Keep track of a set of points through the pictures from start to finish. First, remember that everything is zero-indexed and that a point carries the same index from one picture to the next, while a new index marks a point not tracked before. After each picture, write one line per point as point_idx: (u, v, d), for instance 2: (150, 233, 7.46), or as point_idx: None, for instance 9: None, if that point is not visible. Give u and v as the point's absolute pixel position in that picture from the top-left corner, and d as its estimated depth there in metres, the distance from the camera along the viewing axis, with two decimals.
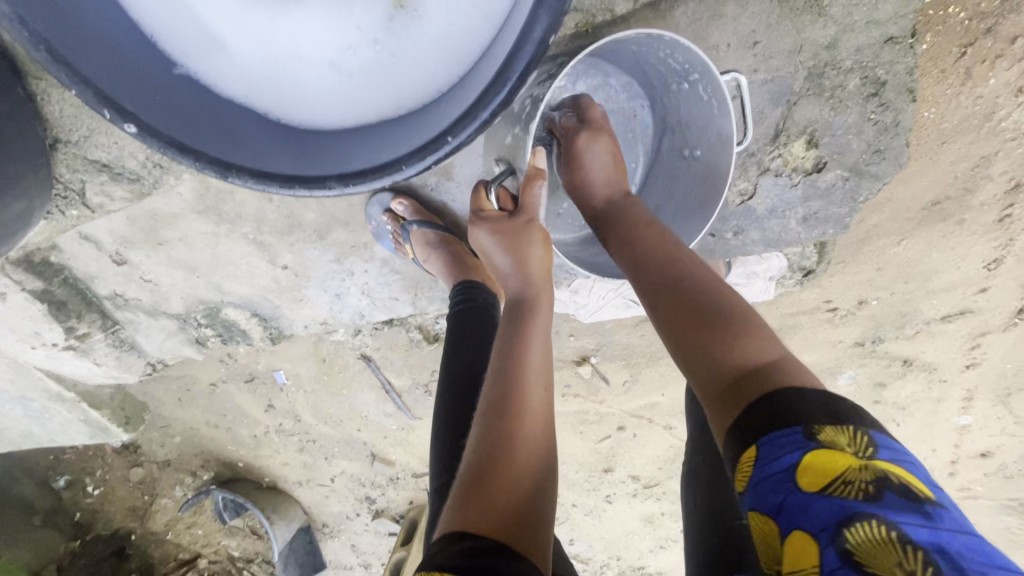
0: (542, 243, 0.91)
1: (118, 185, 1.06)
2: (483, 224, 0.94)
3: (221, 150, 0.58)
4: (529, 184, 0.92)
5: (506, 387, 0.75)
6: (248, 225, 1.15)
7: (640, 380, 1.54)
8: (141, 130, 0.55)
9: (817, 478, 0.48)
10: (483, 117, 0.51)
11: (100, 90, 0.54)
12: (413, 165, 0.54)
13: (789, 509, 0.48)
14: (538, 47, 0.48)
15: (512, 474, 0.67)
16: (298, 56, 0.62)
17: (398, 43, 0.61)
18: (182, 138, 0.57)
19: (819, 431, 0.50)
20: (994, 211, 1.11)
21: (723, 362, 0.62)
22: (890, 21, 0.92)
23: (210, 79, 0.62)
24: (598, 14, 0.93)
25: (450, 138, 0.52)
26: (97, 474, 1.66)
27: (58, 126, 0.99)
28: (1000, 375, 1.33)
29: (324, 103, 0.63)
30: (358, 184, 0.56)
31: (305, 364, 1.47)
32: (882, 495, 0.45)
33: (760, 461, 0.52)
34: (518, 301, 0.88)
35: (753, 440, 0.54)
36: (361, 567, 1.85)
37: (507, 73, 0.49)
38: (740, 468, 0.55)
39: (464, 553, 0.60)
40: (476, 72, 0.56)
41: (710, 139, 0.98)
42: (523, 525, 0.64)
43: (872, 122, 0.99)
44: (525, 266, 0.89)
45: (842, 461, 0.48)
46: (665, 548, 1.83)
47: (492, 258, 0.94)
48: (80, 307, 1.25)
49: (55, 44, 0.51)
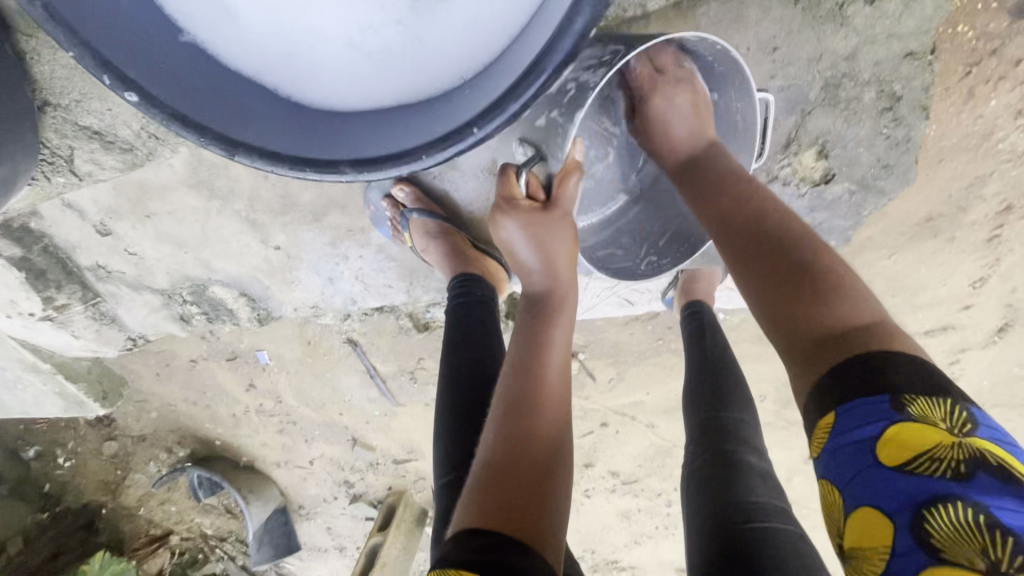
0: (571, 240, 0.85)
1: (109, 153, 1.01)
2: (511, 218, 0.84)
3: (228, 125, 0.56)
4: (563, 180, 0.83)
5: (524, 379, 0.75)
6: (242, 202, 1.12)
7: (626, 378, 1.55)
8: (143, 99, 0.52)
9: (895, 454, 0.49)
10: (511, 110, 0.49)
11: (100, 55, 0.51)
12: (431, 156, 0.52)
13: (860, 482, 0.50)
14: (576, 42, 0.46)
15: (536, 475, 0.67)
16: (314, 33, 0.58)
17: (422, 24, 0.57)
18: (185, 110, 0.54)
19: (911, 403, 0.50)
20: (985, 229, 1.12)
21: (810, 322, 0.60)
22: (911, 36, 0.90)
23: (217, 49, 0.58)
24: (629, 10, 0.91)
25: (475, 129, 0.51)
26: (69, 446, 1.62)
27: (49, 88, 0.92)
28: (977, 391, 1.36)
29: (339, 84, 0.60)
30: (375, 171, 0.54)
31: (289, 345, 1.44)
32: (974, 475, 0.46)
33: (836, 428, 0.53)
34: (542, 298, 0.85)
35: (831, 406, 0.55)
36: (336, 550, 1.85)
37: (540, 68, 0.47)
38: (815, 434, 0.56)
39: (476, 548, 0.60)
40: (504, 61, 0.53)
41: (732, 156, 1.00)
42: (540, 526, 0.64)
43: (884, 136, 0.99)
44: (552, 264, 0.84)
45: (931, 439, 0.48)
46: (639, 543, 1.85)
47: (515, 253, 0.87)
48: (60, 277, 1.20)
49: (55, 3, 0.48)
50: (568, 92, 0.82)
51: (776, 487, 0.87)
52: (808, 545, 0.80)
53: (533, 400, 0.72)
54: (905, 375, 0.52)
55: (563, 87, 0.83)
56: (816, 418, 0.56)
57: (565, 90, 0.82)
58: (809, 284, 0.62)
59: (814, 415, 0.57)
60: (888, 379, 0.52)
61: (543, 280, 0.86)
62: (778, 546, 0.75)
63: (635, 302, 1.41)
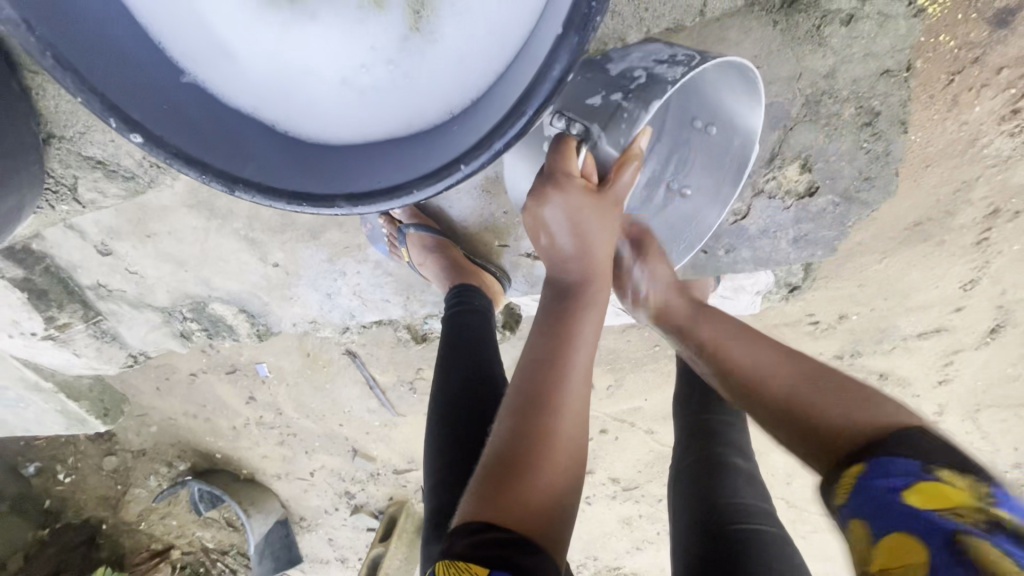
0: (611, 231, 0.82)
1: (113, 182, 1.03)
2: (557, 196, 0.77)
3: (226, 162, 0.58)
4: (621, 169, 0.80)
5: (547, 380, 0.72)
6: (240, 222, 1.14)
7: (624, 384, 1.56)
8: (146, 140, 0.55)
9: (929, 499, 0.52)
10: (495, 148, 0.51)
11: (107, 98, 0.55)
12: (423, 190, 0.54)
13: (889, 521, 0.53)
14: (556, 85, 0.48)
15: (550, 474, 0.68)
16: (307, 71, 0.59)
17: (412, 63, 0.59)
18: (186, 148, 0.57)
19: (938, 470, 0.54)
20: (972, 233, 1.14)
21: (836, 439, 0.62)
22: (888, 54, 0.93)
23: (217, 87, 0.60)
24: (610, 42, 0.95)
25: (461, 166, 0.52)
26: (69, 462, 1.64)
27: (53, 121, 0.95)
28: (970, 391, 1.39)
29: (331, 118, 0.61)
30: (367, 205, 0.56)
31: (289, 358, 1.46)
32: (996, 533, 0.48)
33: (868, 472, 0.57)
34: (570, 288, 0.80)
35: (860, 457, 0.59)
36: (338, 561, 1.85)
37: (524, 108, 0.49)
38: (841, 477, 0.59)
39: (483, 544, 0.63)
40: (490, 99, 0.55)
41: (709, 184, 1.03)
42: (551, 525, 0.67)
43: (865, 150, 1.02)
44: (590, 252, 0.81)
45: (957, 496, 0.51)
46: (641, 549, 1.86)
47: (550, 234, 0.82)
48: (61, 297, 1.22)
49: (64, 50, 0.53)
50: (635, 80, 0.81)
51: (761, 491, 0.88)
52: (792, 550, 0.80)
53: (554, 403, 0.71)
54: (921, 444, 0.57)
55: (628, 72, 0.82)
56: (840, 469, 0.60)
57: (631, 78, 0.81)
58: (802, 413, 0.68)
59: (844, 463, 0.60)
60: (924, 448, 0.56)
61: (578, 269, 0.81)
62: (762, 547, 0.77)
63: (630, 311, 1.43)
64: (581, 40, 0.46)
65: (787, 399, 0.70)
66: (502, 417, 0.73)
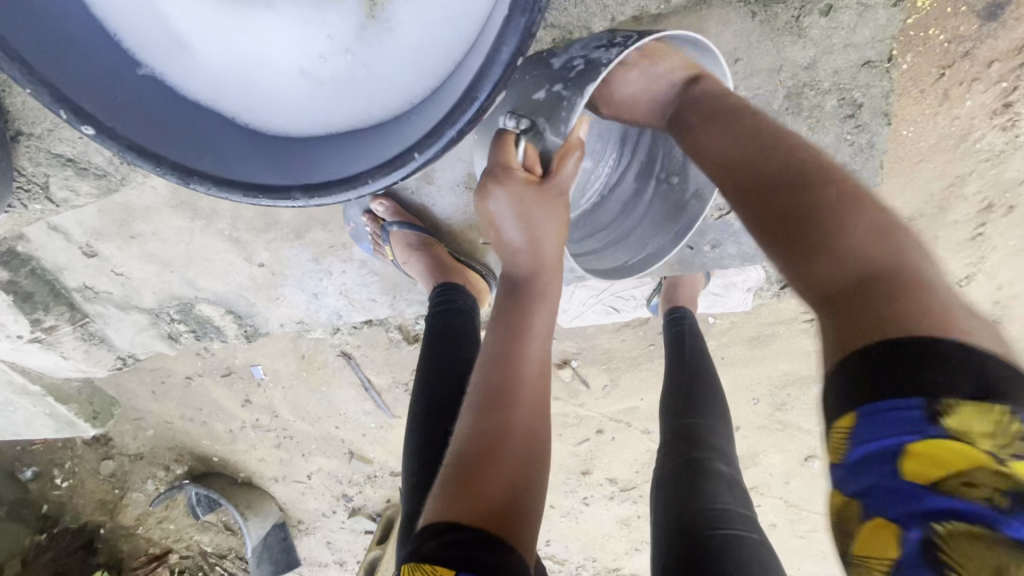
0: (558, 221, 0.80)
1: (84, 180, 1.02)
2: (500, 188, 0.76)
3: (183, 154, 0.58)
4: (563, 159, 0.77)
5: (501, 376, 0.73)
6: (224, 222, 1.13)
7: (620, 384, 1.55)
8: (98, 132, 0.54)
9: (924, 467, 0.40)
10: (448, 135, 0.51)
11: (56, 89, 0.54)
12: (376, 181, 0.54)
13: (875, 494, 0.42)
14: (505, 70, 0.48)
15: (511, 470, 0.68)
16: (264, 62, 0.59)
17: (370, 53, 0.58)
18: (140, 140, 0.56)
19: (950, 413, 0.40)
20: (967, 229, 1.13)
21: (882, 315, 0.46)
22: (868, 46, 0.93)
23: (176, 80, 0.60)
24: (576, 32, 0.93)
25: (415, 154, 0.52)
26: (66, 466, 1.63)
27: (20, 118, 0.94)
28: None
29: (293, 109, 0.61)
30: (323, 196, 0.55)
31: (284, 360, 1.45)
32: (1012, 507, 0.37)
33: (854, 428, 0.44)
34: (523, 285, 0.81)
35: (848, 404, 0.44)
36: (336, 565, 1.84)
37: (474, 93, 0.49)
38: (830, 436, 0.46)
39: (445, 546, 0.63)
40: (445, 89, 0.55)
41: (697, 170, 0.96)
42: (517, 523, 0.66)
43: (849, 143, 1.01)
44: (538, 246, 0.79)
45: (961, 459, 0.39)
46: (641, 550, 1.85)
47: (498, 228, 0.81)
48: (48, 299, 1.21)
49: (12, 42, 0.51)
50: (575, 68, 0.80)
51: (742, 496, 0.88)
52: (768, 552, 0.82)
53: (509, 399, 0.72)
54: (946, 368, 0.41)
55: (570, 63, 0.81)
56: (829, 420, 0.46)
57: (572, 67, 0.80)
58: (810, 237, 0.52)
59: (833, 413, 0.46)
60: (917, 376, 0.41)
61: (527, 262, 0.80)
62: (741, 556, 0.77)
63: (621, 309, 1.42)
64: (527, 21, 0.46)
65: (780, 175, 0.58)
66: (463, 417, 0.74)
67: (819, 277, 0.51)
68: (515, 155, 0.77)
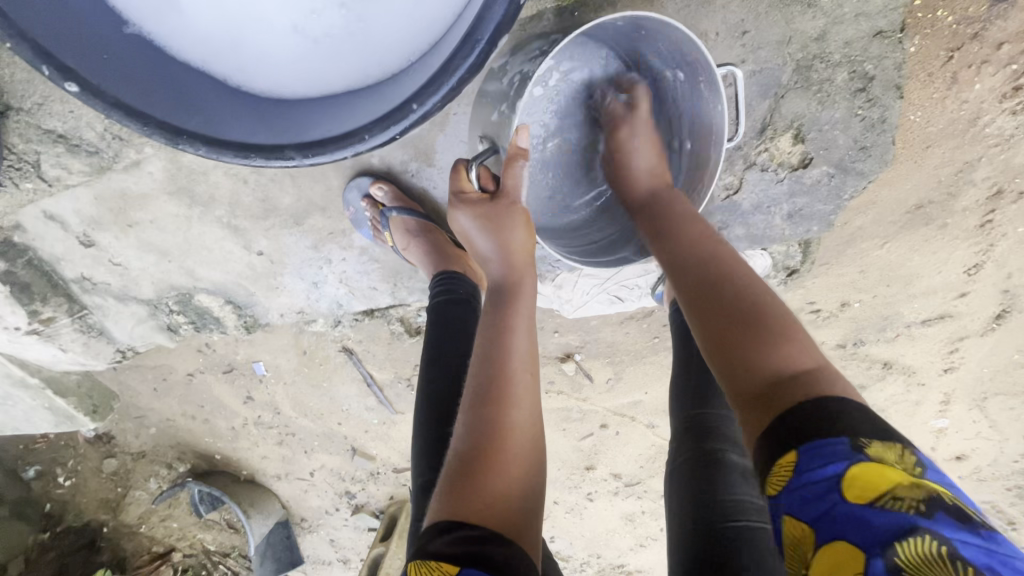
0: (525, 227, 0.85)
1: (76, 157, 1.01)
2: (462, 208, 0.87)
3: (170, 115, 0.60)
4: (510, 166, 0.82)
5: (494, 372, 0.73)
6: (222, 208, 1.12)
7: (624, 377, 1.53)
8: (83, 89, 0.55)
9: (861, 491, 0.46)
10: (447, 84, 0.55)
11: (38, 44, 0.54)
12: (375, 135, 0.58)
13: (829, 520, 0.47)
14: (507, 9, 0.52)
15: (511, 463, 0.67)
16: (259, 21, 0.66)
17: (364, 6, 0.65)
18: (127, 100, 0.58)
19: (867, 445, 0.48)
20: (975, 216, 1.11)
21: (762, 370, 0.59)
22: (881, 14, 0.91)
23: (165, 40, 0.65)
24: None
25: (415, 105, 0.56)
26: (69, 465, 1.61)
27: (9, 91, 0.93)
28: (977, 379, 1.34)
29: (286, 70, 0.68)
30: (319, 153, 0.60)
31: (285, 356, 1.43)
32: (934, 513, 0.44)
33: (799, 468, 0.50)
34: (499, 286, 0.84)
35: (794, 445, 0.52)
36: (340, 563, 1.82)
37: (476, 37, 0.53)
38: (774, 472, 0.52)
39: (455, 541, 0.59)
40: (438, 49, 0.60)
41: (703, 134, 0.95)
42: (519, 515, 0.64)
43: (860, 117, 0.99)
44: (507, 251, 0.84)
45: (892, 477, 0.47)
46: (645, 546, 1.83)
47: (472, 242, 0.89)
48: (45, 290, 1.19)
49: None
50: (514, 84, 0.86)
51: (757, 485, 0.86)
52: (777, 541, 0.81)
53: (504, 392, 0.71)
54: (853, 416, 0.51)
55: (509, 81, 0.87)
56: (772, 457, 0.53)
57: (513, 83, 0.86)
58: (743, 329, 0.63)
59: (776, 453, 0.53)
60: (843, 420, 0.51)
61: (501, 269, 0.85)
62: (757, 550, 0.76)
63: (625, 299, 1.40)
64: None
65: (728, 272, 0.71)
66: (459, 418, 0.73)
67: (735, 374, 0.61)
68: (469, 181, 0.89)
